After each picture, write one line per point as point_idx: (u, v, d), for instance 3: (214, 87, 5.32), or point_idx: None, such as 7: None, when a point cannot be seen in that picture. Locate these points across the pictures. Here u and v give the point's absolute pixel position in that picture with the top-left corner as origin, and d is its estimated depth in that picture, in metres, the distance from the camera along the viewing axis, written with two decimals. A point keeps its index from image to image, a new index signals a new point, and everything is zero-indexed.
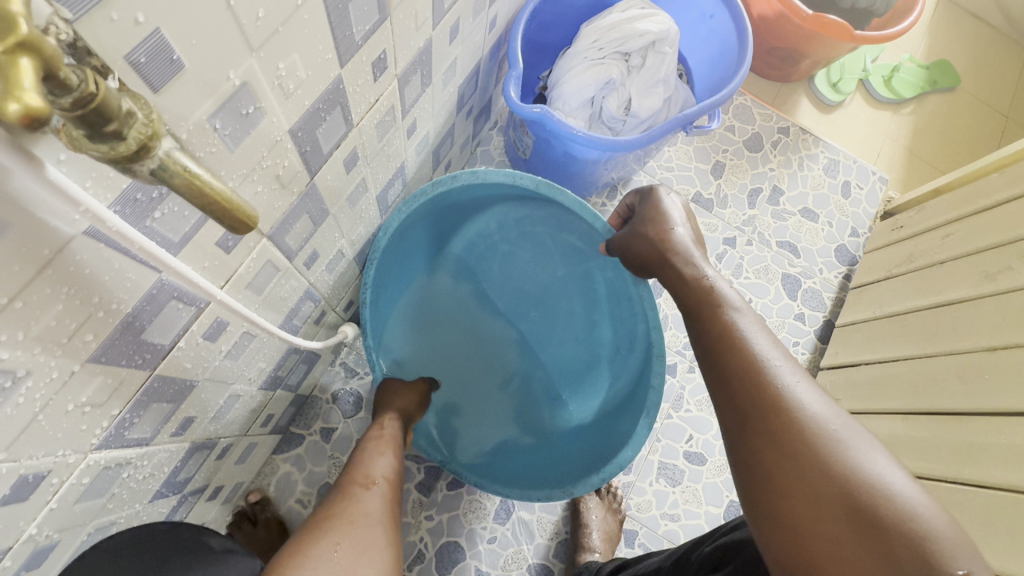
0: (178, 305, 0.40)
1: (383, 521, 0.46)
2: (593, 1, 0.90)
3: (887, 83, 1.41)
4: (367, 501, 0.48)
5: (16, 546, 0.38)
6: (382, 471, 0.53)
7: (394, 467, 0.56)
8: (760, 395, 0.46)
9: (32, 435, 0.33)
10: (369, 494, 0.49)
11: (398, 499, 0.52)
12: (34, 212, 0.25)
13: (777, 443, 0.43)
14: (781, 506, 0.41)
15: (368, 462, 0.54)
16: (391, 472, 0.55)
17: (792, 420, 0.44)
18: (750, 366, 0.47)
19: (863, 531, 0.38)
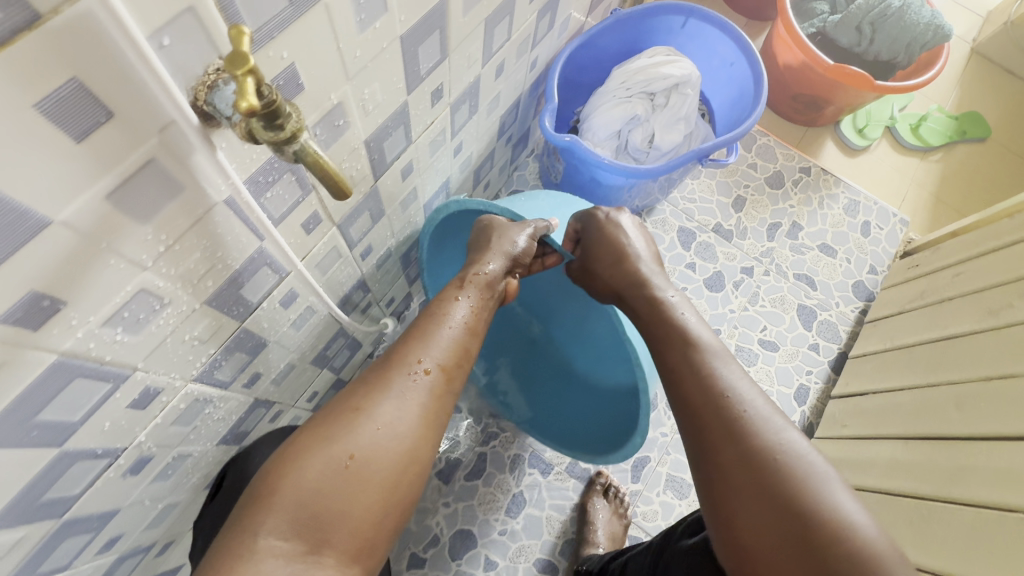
0: (269, 271, 0.51)
1: (411, 425, 0.48)
2: (625, 47, 1.02)
3: (914, 130, 1.46)
4: (407, 394, 0.49)
5: (129, 450, 0.48)
6: (437, 352, 0.53)
7: (457, 342, 0.55)
8: (722, 419, 0.51)
9: (160, 353, 0.43)
10: (408, 385, 0.50)
11: (448, 389, 0.53)
12: (202, 184, 0.36)
13: (732, 461, 0.49)
14: (735, 519, 0.48)
15: (429, 336, 0.54)
16: (451, 349, 0.54)
17: (748, 444, 0.49)
18: (710, 397, 0.53)
19: (796, 548, 0.44)
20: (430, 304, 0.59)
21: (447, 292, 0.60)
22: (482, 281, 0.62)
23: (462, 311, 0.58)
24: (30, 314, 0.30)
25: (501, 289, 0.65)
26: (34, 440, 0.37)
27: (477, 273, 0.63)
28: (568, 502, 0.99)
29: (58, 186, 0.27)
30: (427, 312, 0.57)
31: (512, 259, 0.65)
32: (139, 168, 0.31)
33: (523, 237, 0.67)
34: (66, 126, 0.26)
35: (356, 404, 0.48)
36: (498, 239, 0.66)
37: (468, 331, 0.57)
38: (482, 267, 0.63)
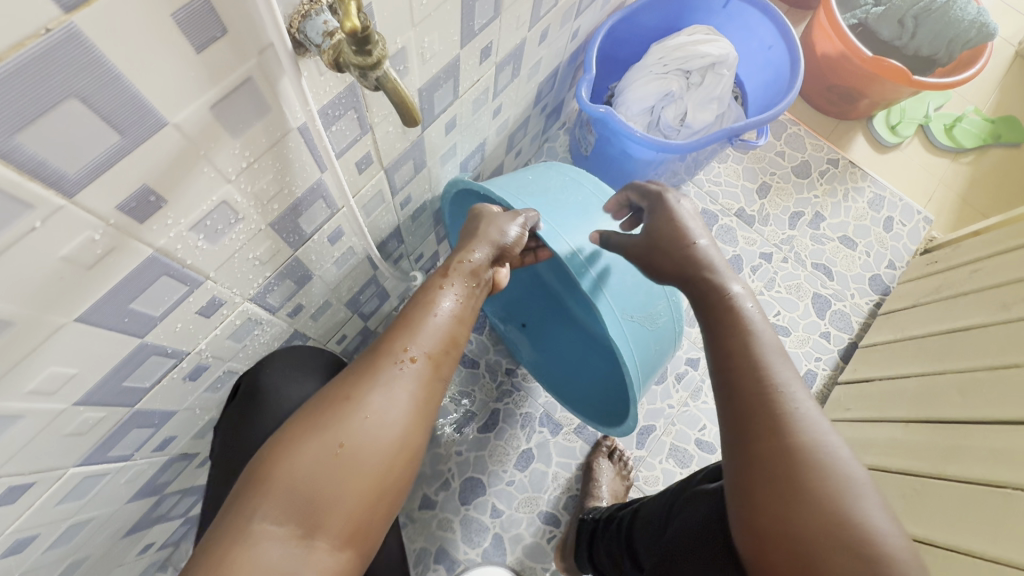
0: (323, 205, 0.55)
1: (401, 415, 0.48)
2: (665, 24, 1.03)
3: (948, 131, 1.45)
4: (395, 384, 0.48)
5: (190, 356, 0.53)
6: (424, 341, 0.51)
7: (444, 331, 0.53)
8: (764, 415, 0.52)
9: (228, 267, 0.48)
10: (396, 376, 0.49)
11: (435, 378, 0.51)
12: (284, 108, 0.40)
13: (767, 457, 0.50)
14: (762, 511, 0.50)
15: (416, 325, 0.52)
16: (439, 338, 0.52)
17: (786, 443, 0.50)
18: (759, 390, 0.53)
19: (801, 549, 0.47)
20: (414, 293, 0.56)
21: (431, 282, 0.57)
22: (469, 269, 0.58)
23: (449, 300, 0.55)
24: (140, 206, 0.35)
25: (488, 278, 0.61)
26: (124, 326, 0.42)
27: (464, 260, 0.59)
28: (574, 461, 1.04)
29: (177, 91, 0.31)
30: (410, 301, 0.55)
31: (499, 249, 0.62)
32: (238, 84, 0.35)
33: (512, 228, 0.63)
34: (190, 36, 0.30)
35: (347, 392, 0.47)
36: (484, 229, 0.63)
37: (456, 319, 0.55)
38: (469, 255, 0.59)
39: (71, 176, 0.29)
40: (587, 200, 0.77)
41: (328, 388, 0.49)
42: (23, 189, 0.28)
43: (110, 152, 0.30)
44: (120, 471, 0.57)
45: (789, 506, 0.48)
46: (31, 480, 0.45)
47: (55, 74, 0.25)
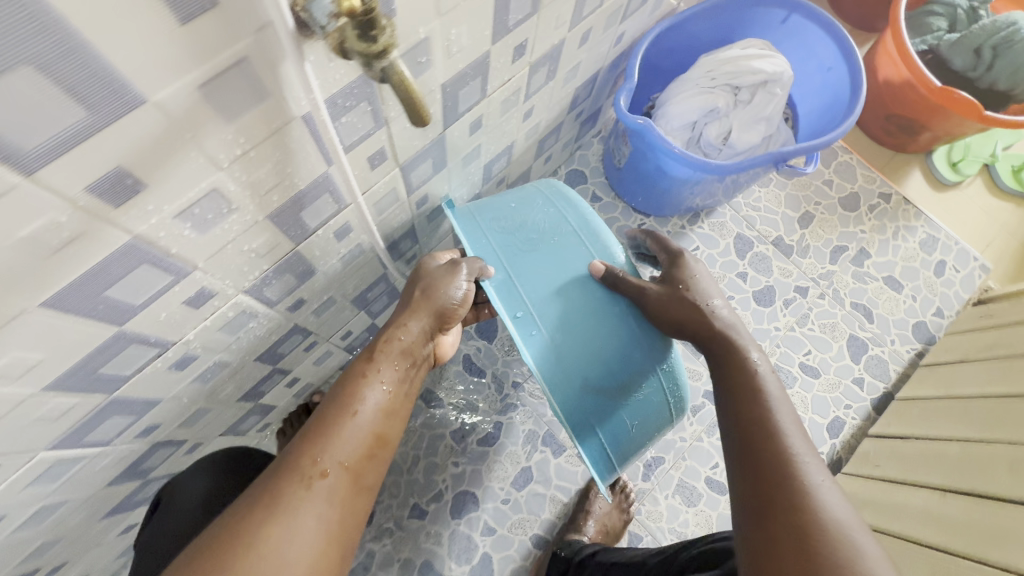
0: (330, 199, 0.52)
1: (303, 550, 0.43)
2: (717, 36, 0.97)
3: (1016, 173, 1.34)
4: (298, 511, 0.44)
5: (177, 345, 0.51)
6: (340, 448, 0.48)
7: (368, 431, 0.50)
8: (785, 483, 0.50)
9: (220, 258, 0.45)
10: (305, 497, 0.45)
11: (354, 488, 0.48)
12: (285, 95, 0.36)
13: (795, 528, 0.47)
14: None
15: (332, 430, 0.49)
16: (360, 443, 0.50)
17: (806, 516, 0.48)
18: (780, 458, 0.52)
19: None
20: (335, 386, 0.53)
21: (354, 369, 0.55)
22: (400, 348, 0.57)
23: (374, 393, 0.52)
24: (114, 189, 0.32)
25: (426, 351, 0.60)
26: (99, 314, 0.39)
27: (397, 338, 0.58)
28: (574, 486, 0.99)
29: (156, 66, 0.28)
30: (329, 399, 0.52)
31: (438, 315, 0.61)
32: (232, 64, 0.31)
33: (455, 286, 0.62)
34: (173, 7, 0.26)
35: (238, 531, 0.43)
36: (424, 298, 0.61)
37: (382, 415, 0.52)
38: (402, 332, 0.58)
39: (29, 151, 0.26)
40: (564, 243, 0.74)
41: (224, 517, 0.45)
42: None
43: (73, 128, 0.27)
44: (97, 456, 0.55)
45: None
46: None
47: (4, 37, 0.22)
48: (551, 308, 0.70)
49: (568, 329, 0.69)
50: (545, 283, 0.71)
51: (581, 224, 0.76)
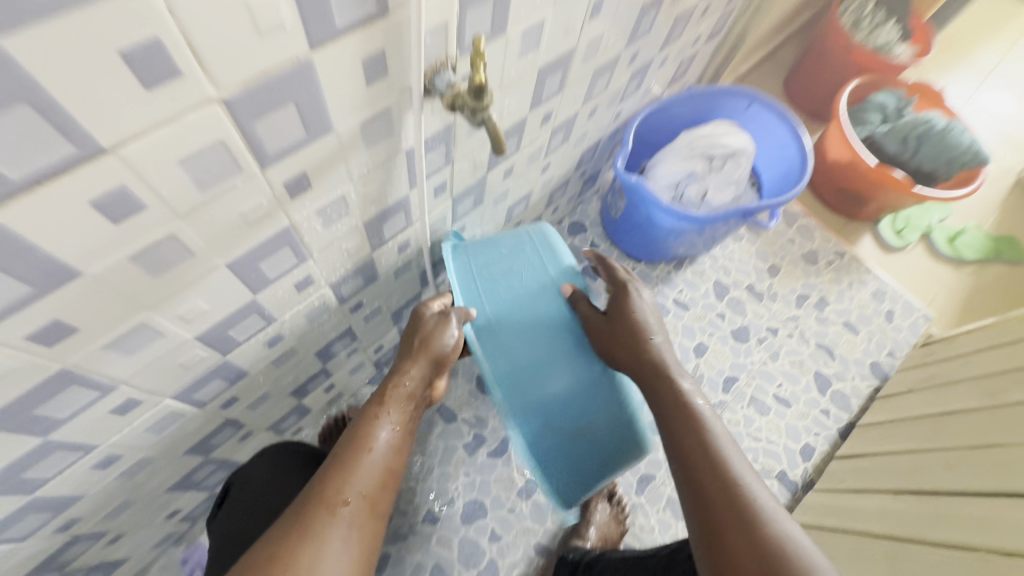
0: (403, 217, 0.68)
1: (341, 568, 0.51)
2: (694, 117, 1.20)
3: (950, 241, 1.57)
4: (334, 532, 0.52)
5: (275, 323, 0.64)
6: (360, 481, 0.57)
7: (381, 464, 0.60)
8: (710, 465, 0.64)
9: (327, 251, 0.60)
10: (334, 521, 0.53)
11: (371, 515, 0.57)
12: (401, 135, 0.54)
13: (726, 498, 0.60)
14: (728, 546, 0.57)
15: (353, 465, 0.58)
16: (375, 475, 0.59)
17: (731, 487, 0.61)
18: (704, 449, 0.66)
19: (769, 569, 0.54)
20: (352, 426, 0.63)
21: (367, 412, 0.65)
22: (404, 396, 0.68)
23: (385, 432, 0.63)
24: (295, 185, 0.47)
25: (423, 396, 0.71)
26: (249, 280, 0.53)
27: (399, 387, 0.69)
28: (574, 498, 1.08)
29: (346, 109, 0.45)
30: (347, 437, 0.62)
31: (433, 361, 0.72)
32: (381, 112, 0.48)
33: (445, 335, 0.73)
34: (367, 76, 0.44)
35: (284, 553, 0.50)
36: (420, 349, 0.72)
37: (391, 450, 0.63)
38: (404, 379, 0.69)
39: (270, 155, 0.42)
40: (526, 293, 0.84)
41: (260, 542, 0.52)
42: (243, 156, 0.40)
43: (295, 142, 0.43)
44: (191, 418, 0.66)
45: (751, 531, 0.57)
46: (141, 398, 0.54)
47: (292, 88, 0.38)
48: (518, 356, 0.81)
49: (529, 374, 0.80)
50: (513, 333, 0.81)
51: (550, 278, 0.86)
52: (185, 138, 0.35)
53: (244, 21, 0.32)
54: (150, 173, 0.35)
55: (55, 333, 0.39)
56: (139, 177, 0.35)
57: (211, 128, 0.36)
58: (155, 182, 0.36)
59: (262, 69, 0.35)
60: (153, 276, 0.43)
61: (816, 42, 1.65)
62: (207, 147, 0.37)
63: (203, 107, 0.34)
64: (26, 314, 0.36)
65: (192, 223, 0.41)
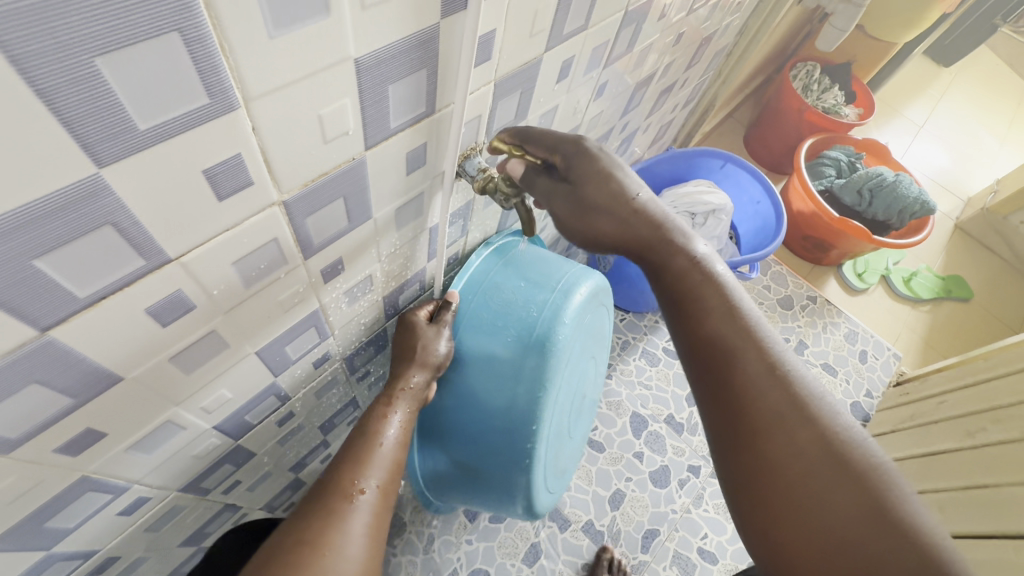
0: (417, 287, 0.68)
1: (359, 549, 0.46)
2: (673, 176, 1.27)
3: (906, 282, 1.69)
4: (350, 518, 0.47)
5: (289, 402, 0.61)
6: (376, 471, 0.52)
7: (393, 460, 0.55)
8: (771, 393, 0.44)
9: (347, 327, 0.59)
10: (353, 510, 0.48)
11: (386, 506, 0.52)
12: (427, 215, 0.55)
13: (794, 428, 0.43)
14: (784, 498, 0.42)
15: (367, 455, 0.53)
16: (387, 466, 0.54)
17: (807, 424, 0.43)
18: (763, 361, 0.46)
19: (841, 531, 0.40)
20: (359, 422, 0.57)
21: (374, 410, 0.59)
22: (414, 396, 0.61)
23: (394, 429, 0.57)
24: (330, 271, 0.47)
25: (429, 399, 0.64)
26: (274, 363, 0.51)
27: (407, 387, 0.61)
28: (580, 560, 1.05)
29: (385, 197, 0.46)
30: (354, 432, 0.56)
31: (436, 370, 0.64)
32: (414, 195, 0.50)
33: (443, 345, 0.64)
34: (408, 165, 0.45)
35: (301, 537, 0.44)
36: (419, 354, 0.62)
37: (400, 446, 0.57)
38: (407, 381, 0.61)
39: (314, 246, 0.42)
40: (497, 305, 0.67)
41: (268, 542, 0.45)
42: (290, 251, 0.40)
43: (338, 232, 0.43)
44: (192, 507, 0.62)
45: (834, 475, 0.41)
46: (149, 496, 0.51)
47: (343, 183, 0.39)
48: (470, 393, 0.66)
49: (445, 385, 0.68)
50: (477, 369, 0.65)
51: (550, 321, 0.65)
52: (244, 241, 0.35)
53: (314, 132, 0.33)
54: (206, 275, 0.34)
55: (83, 442, 0.37)
56: (195, 281, 0.34)
57: (267, 229, 0.36)
58: (208, 283, 0.35)
59: (321, 171, 0.36)
60: (187, 372, 0.41)
61: (771, 103, 1.80)
62: (261, 245, 0.37)
63: (264, 211, 0.35)
64: (58, 428, 0.34)
65: (235, 317, 0.41)
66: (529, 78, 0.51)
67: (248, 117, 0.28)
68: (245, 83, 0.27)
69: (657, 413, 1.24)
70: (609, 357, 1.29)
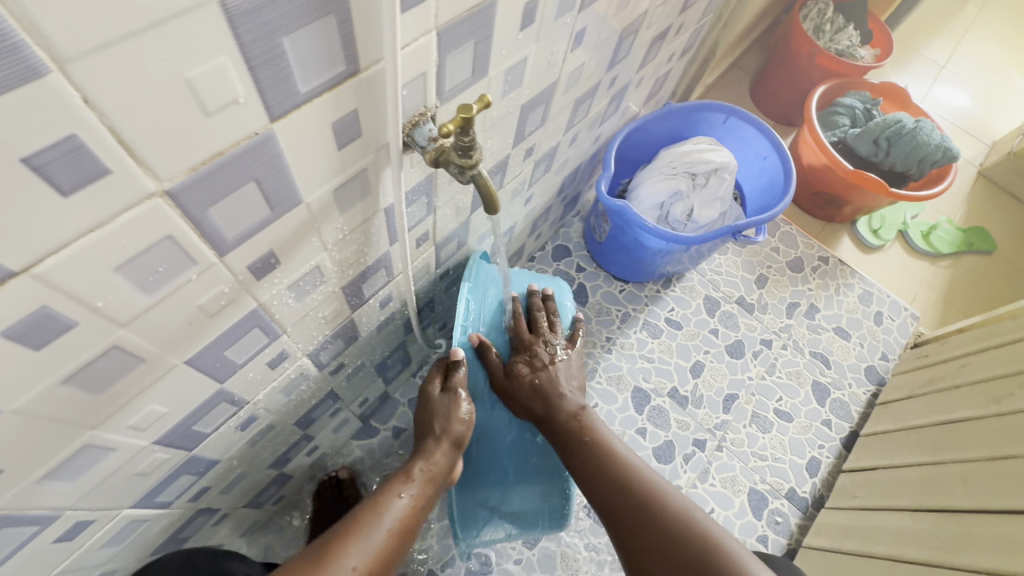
0: (384, 274, 0.62)
1: None
2: (672, 134, 1.18)
3: (925, 237, 1.59)
4: None
5: (248, 406, 0.56)
6: (370, 553, 0.52)
7: (390, 543, 0.54)
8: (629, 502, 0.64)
9: (303, 323, 0.54)
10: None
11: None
12: (379, 195, 0.48)
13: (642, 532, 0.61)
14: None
15: (366, 533, 0.53)
16: (381, 552, 0.53)
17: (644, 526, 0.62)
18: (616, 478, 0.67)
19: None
20: (372, 496, 0.59)
21: (391, 484, 0.61)
22: (428, 476, 0.64)
23: (401, 508, 0.58)
24: (262, 267, 0.41)
25: (444, 481, 0.66)
26: (214, 370, 0.46)
27: (430, 465, 0.64)
28: (582, 541, 1.02)
29: (316, 178, 0.39)
30: (367, 504, 0.57)
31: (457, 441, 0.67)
32: (356, 174, 0.43)
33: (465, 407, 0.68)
34: (339, 138, 0.38)
35: None
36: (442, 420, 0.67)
37: (403, 531, 0.57)
38: (432, 458, 0.65)
39: (229, 240, 0.36)
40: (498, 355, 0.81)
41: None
42: (196, 248, 0.34)
43: (259, 222, 0.37)
44: (154, 519, 0.58)
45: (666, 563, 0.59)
46: (93, 517, 0.47)
47: (251, 164, 0.32)
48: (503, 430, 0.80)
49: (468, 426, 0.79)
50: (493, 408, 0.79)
51: None
52: (124, 242, 0.29)
53: (186, 103, 0.26)
54: (76, 284, 0.28)
55: None
56: (64, 294, 0.28)
57: (153, 224, 0.30)
58: (88, 296, 0.30)
59: (213, 152, 0.29)
60: (95, 393, 0.36)
61: (780, 49, 1.67)
62: (151, 245, 0.31)
63: (142, 204, 0.28)
64: None
65: (141, 328, 0.35)
66: (483, 26, 0.43)
67: (73, 87, 0.22)
68: (50, 41, 0.20)
69: (660, 386, 1.18)
70: (607, 330, 1.23)
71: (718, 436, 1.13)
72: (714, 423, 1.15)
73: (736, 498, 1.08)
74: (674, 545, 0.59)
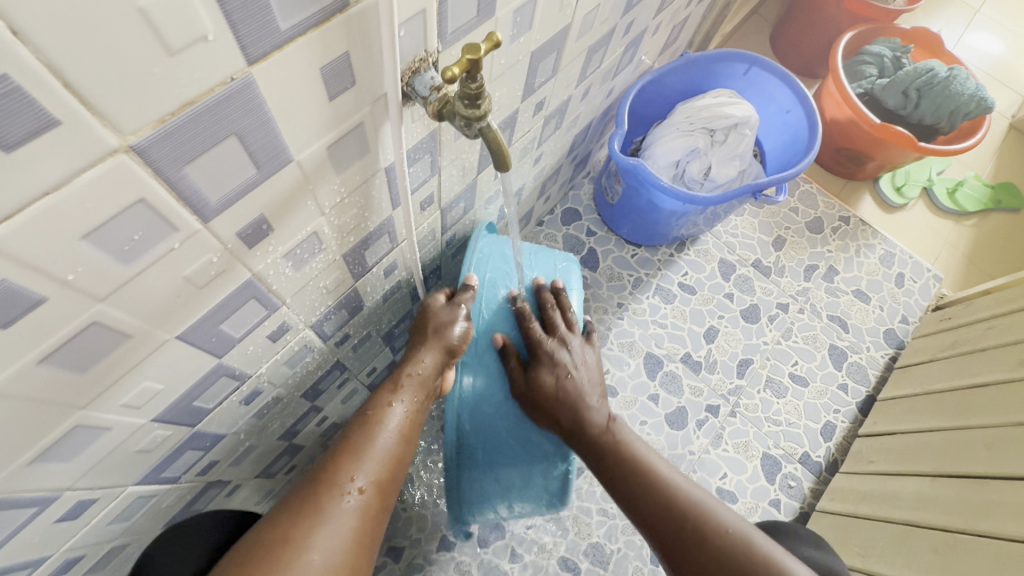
0: (387, 239, 0.58)
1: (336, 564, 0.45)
2: (689, 87, 1.11)
3: (950, 195, 1.52)
4: (339, 519, 0.47)
5: (251, 379, 0.54)
6: (372, 466, 0.51)
7: (390, 453, 0.53)
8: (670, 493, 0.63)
9: (304, 293, 0.51)
10: (346, 510, 0.48)
11: (382, 506, 0.51)
12: (378, 153, 0.44)
13: (681, 524, 0.60)
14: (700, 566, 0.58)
15: (362, 448, 0.52)
16: (384, 463, 0.52)
17: (698, 521, 0.60)
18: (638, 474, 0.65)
19: None
20: (363, 406, 0.56)
21: (381, 395, 0.58)
22: (418, 381, 0.59)
23: (398, 417, 0.56)
24: (253, 234, 0.38)
25: (436, 384, 0.62)
26: (211, 344, 0.43)
27: (415, 371, 0.60)
28: (594, 507, 1.02)
29: (307, 131, 0.35)
30: (361, 416, 0.55)
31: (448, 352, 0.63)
32: (352, 128, 0.39)
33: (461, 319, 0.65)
34: (331, 87, 0.34)
35: (286, 535, 0.45)
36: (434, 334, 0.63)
37: (401, 438, 0.56)
38: (418, 366, 0.60)
39: (213, 204, 0.32)
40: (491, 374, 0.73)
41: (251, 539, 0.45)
42: (176, 212, 0.30)
43: (246, 184, 0.33)
44: (164, 494, 0.57)
45: (710, 550, 0.58)
46: (95, 496, 0.45)
47: (229, 116, 0.28)
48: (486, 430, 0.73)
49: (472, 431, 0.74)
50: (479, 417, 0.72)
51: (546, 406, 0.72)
52: (89, 204, 0.26)
53: (140, 37, 0.22)
54: (34, 255, 0.25)
55: None
56: (25, 265, 0.25)
57: (125, 185, 0.26)
58: (54, 269, 0.27)
59: (183, 101, 0.26)
60: (78, 372, 0.33)
61: None
62: (123, 209, 0.27)
63: (105, 161, 0.25)
64: None
65: (125, 301, 0.32)
66: None
67: None
68: None
69: (673, 352, 1.16)
70: (619, 296, 1.19)
71: (731, 402, 1.11)
72: (728, 388, 1.13)
73: (748, 463, 1.06)
74: (720, 539, 0.58)
